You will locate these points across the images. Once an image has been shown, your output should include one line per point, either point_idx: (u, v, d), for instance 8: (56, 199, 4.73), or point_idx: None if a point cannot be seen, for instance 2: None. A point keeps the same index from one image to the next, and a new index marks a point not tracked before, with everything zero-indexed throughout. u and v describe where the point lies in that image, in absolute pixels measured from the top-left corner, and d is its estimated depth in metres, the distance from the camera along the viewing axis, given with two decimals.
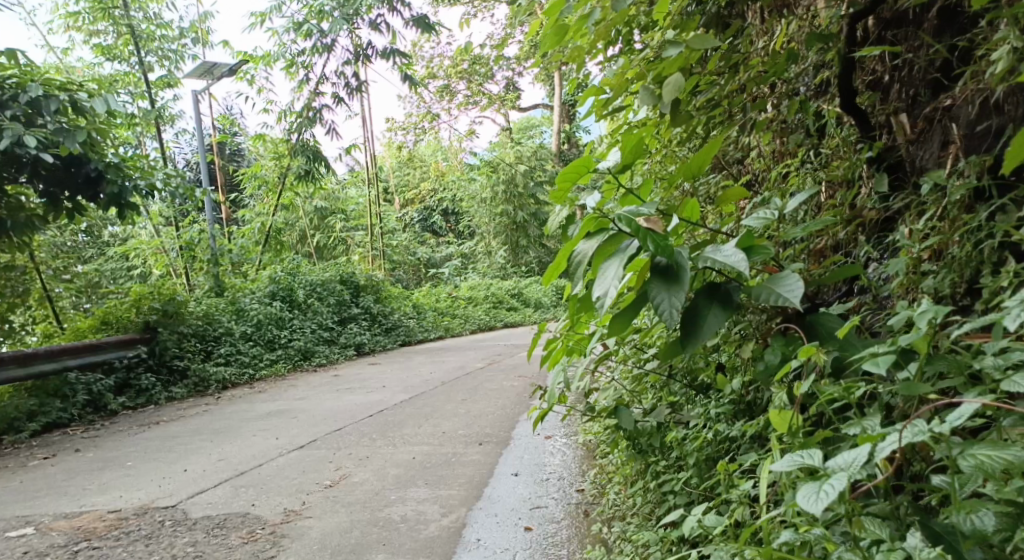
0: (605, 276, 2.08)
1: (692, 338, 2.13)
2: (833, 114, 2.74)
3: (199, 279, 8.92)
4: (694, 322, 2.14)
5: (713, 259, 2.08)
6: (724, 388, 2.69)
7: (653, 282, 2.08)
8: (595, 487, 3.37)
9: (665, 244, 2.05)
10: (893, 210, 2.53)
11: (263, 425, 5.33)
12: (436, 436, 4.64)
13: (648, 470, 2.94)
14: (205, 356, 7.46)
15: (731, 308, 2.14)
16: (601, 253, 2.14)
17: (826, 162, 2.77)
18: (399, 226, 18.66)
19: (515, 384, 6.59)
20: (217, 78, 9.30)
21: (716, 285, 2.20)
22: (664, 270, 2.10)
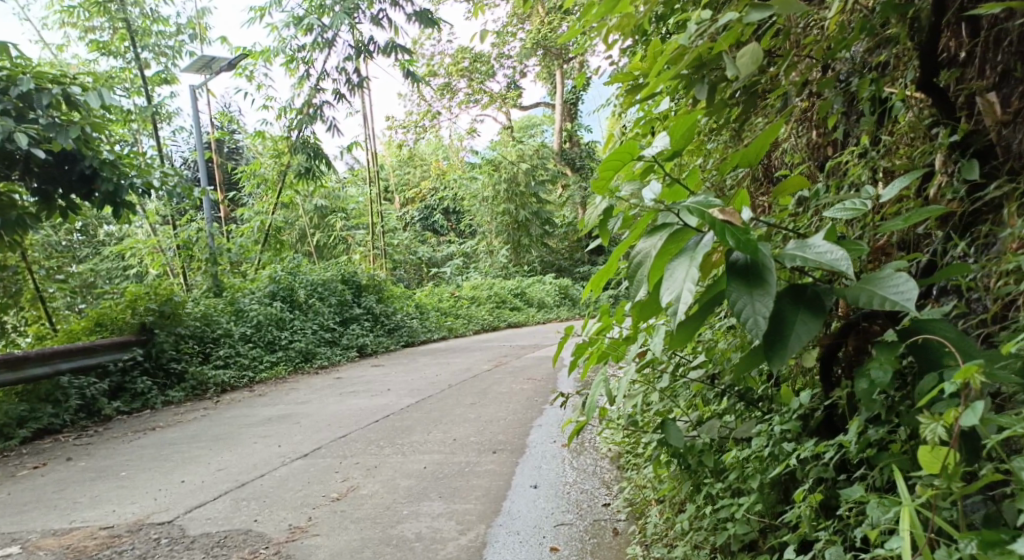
0: (673, 277, 1.86)
1: (778, 349, 1.88)
2: (902, 96, 2.47)
3: (197, 278, 8.70)
4: (780, 331, 1.89)
5: (800, 256, 1.90)
6: (791, 402, 2.41)
7: (733, 284, 1.87)
8: (631, 508, 3.14)
9: (747, 239, 1.84)
10: (985, 200, 2.26)
11: (263, 430, 5.11)
12: (446, 443, 4.44)
13: (699, 493, 2.69)
14: (203, 358, 7.23)
15: (822, 313, 1.89)
16: (665, 252, 1.93)
17: (893, 149, 2.54)
18: (399, 224, 18.43)
19: (524, 388, 6.37)
20: (215, 72, 9.06)
21: (802, 286, 1.95)
22: (742, 270, 1.89)
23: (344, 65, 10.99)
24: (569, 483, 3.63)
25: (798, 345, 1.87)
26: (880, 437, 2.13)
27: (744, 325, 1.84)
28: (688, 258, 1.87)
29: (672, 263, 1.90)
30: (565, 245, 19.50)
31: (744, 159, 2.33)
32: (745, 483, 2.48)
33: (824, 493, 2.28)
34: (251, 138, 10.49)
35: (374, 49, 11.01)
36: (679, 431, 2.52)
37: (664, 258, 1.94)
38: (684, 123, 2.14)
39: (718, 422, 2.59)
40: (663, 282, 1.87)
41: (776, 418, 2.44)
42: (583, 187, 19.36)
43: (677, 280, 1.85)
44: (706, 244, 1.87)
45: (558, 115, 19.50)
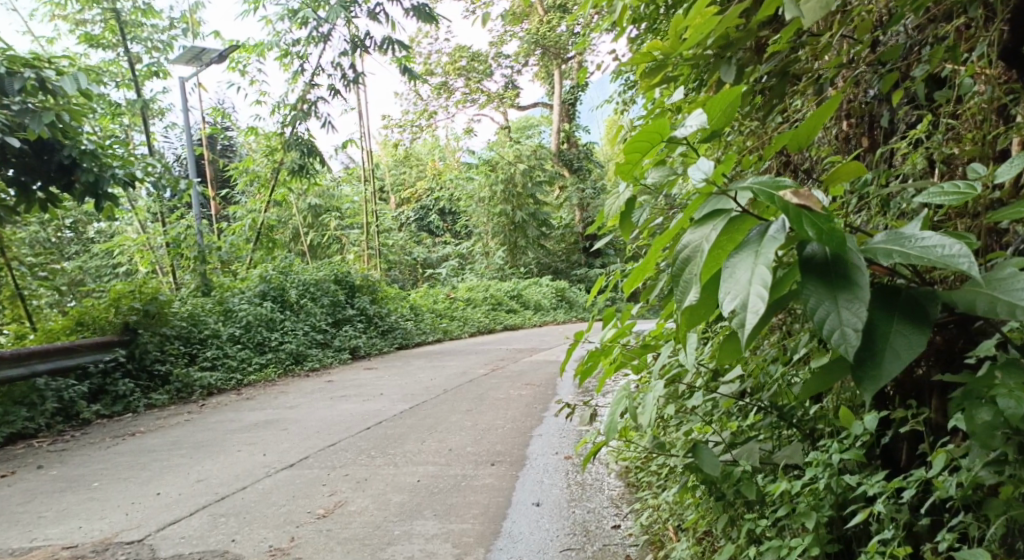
0: (736, 278, 1.60)
1: (872, 366, 1.58)
2: (971, 72, 2.32)
3: (186, 277, 8.41)
4: (874, 344, 1.59)
5: (899, 251, 1.63)
6: (851, 427, 2.07)
7: (813, 287, 1.59)
8: (651, 544, 2.82)
9: (830, 229, 1.59)
10: None
11: (249, 438, 4.83)
12: (442, 454, 4.17)
13: (736, 526, 2.38)
14: (190, 360, 6.95)
15: (925, 325, 1.58)
16: (723, 247, 1.67)
17: (957, 135, 2.39)
18: (395, 225, 18.14)
19: (523, 394, 6.10)
20: (205, 64, 8.78)
21: (896, 290, 1.65)
22: (821, 267, 1.62)
23: (339, 60, 10.74)
24: (575, 502, 3.36)
25: (901, 361, 1.55)
26: (995, 480, 1.83)
27: (829, 336, 1.55)
28: (751, 253, 1.62)
29: (732, 262, 1.64)
30: (561, 248, 19.48)
31: (794, 140, 2.09)
32: (795, 522, 2.17)
33: (896, 538, 1.99)
34: (243, 133, 10.24)
35: (370, 44, 10.74)
36: (715, 457, 2.23)
37: (720, 252, 1.68)
38: (726, 96, 1.92)
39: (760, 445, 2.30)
40: (724, 284, 1.61)
41: (834, 447, 2.16)
42: (581, 189, 19.20)
43: (740, 278, 1.60)
44: (777, 232, 1.62)
45: (555, 116, 19.23)
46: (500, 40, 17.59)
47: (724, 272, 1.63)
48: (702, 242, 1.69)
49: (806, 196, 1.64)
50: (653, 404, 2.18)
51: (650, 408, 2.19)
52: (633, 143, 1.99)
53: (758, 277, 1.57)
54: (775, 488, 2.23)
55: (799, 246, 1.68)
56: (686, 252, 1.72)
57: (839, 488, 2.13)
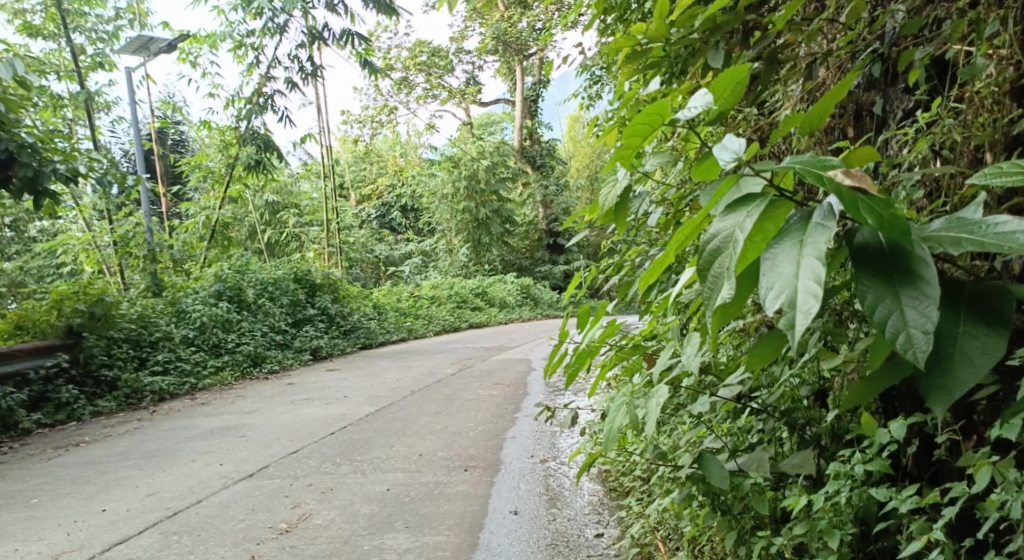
0: (781, 274, 1.44)
1: (941, 373, 1.45)
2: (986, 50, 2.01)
3: (135, 277, 8.01)
4: (942, 347, 1.46)
5: (972, 239, 1.47)
6: (874, 434, 1.92)
7: (872, 282, 1.46)
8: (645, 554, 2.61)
9: (890, 213, 1.44)
10: None
11: (204, 446, 4.50)
12: (412, 460, 3.90)
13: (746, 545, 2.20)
14: (139, 365, 6.57)
15: (1002, 326, 1.44)
16: (759, 237, 1.50)
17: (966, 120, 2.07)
18: (356, 224, 17.75)
19: (494, 394, 5.85)
20: (153, 54, 8.38)
21: (960, 284, 1.51)
22: (878, 258, 1.48)
23: (296, 52, 10.37)
24: (556, 508, 3.12)
25: (977, 370, 1.42)
26: None
27: (892, 339, 1.42)
28: (796, 242, 1.46)
29: (773, 255, 1.47)
30: (526, 244, 19.43)
31: (804, 124, 1.82)
32: (814, 541, 2.00)
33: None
34: (195, 127, 9.83)
35: (328, 36, 10.39)
36: (723, 469, 2.07)
37: (757, 243, 1.50)
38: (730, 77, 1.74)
39: (769, 452, 2.12)
40: (767, 282, 1.45)
41: (856, 458, 2.00)
42: (544, 186, 19.06)
43: (784, 272, 1.44)
44: (825, 217, 1.47)
45: (517, 113, 18.86)
46: (461, 34, 17.32)
47: (764, 264, 1.47)
48: (734, 231, 1.51)
49: (858, 176, 1.48)
50: (655, 407, 2.01)
51: (651, 411, 2.01)
52: (634, 125, 1.84)
53: (806, 269, 1.42)
54: (791, 503, 2.06)
55: (849, 232, 1.53)
56: (714, 243, 1.54)
57: (862, 502, 1.97)
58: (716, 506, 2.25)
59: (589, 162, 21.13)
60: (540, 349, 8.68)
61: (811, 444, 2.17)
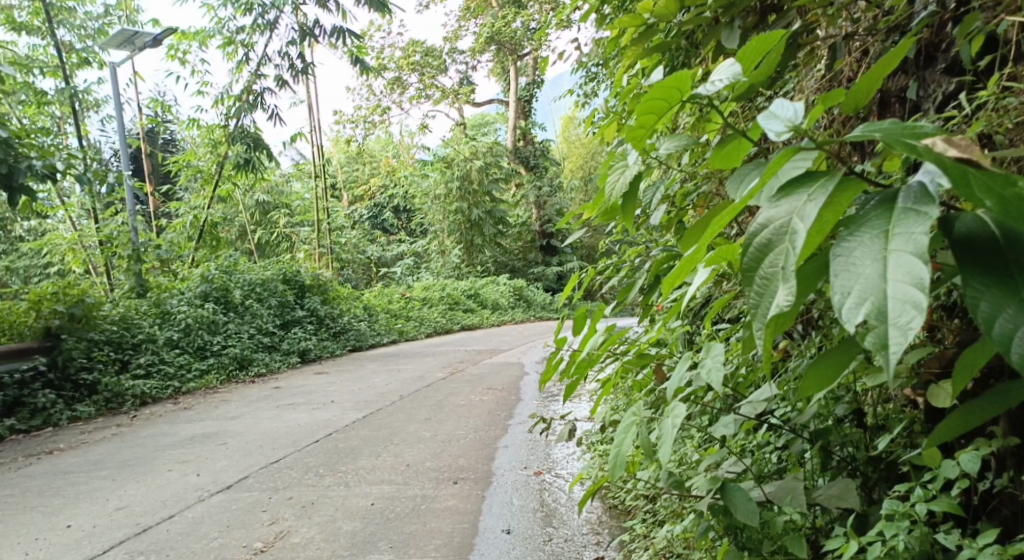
0: (862, 275, 1.27)
1: None
2: None
3: (119, 277, 7.80)
4: None
5: None
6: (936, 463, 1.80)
7: (990, 284, 1.28)
8: None
9: (1012, 191, 1.28)
10: None
11: (182, 455, 4.33)
12: (399, 471, 3.75)
13: None
14: (120, 368, 6.39)
15: None
16: (816, 231, 1.36)
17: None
18: (347, 223, 17.54)
19: (485, 400, 5.68)
20: (139, 49, 8.19)
21: None
22: (992, 252, 1.30)
23: (286, 49, 10.19)
24: (551, 528, 2.97)
25: None
26: None
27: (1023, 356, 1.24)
28: (878, 234, 1.30)
29: (847, 251, 1.31)
30: (518, 246, 19.21)
31: (850, 102, 1.67)
32: None
33: None
34: (185, 126, 9.63)
35: (320, 32, 10.20)
36: (750, 503, 1.87)
37: (814, 237, 1.36)
38: (764, 43, 1.60)
39: (802, 482, 1.92)
40: (843, 285, 1.28)
41: (917, 495, 1.82)
42: (537, 187, 18.94)
43: (866, 272, 1.27)
44: (916, 203, 1.31)
45: (511, 113, 18.69)
46: (455, 34, 17.17)
47: (840, 263, 1.31)
48: (792, 219, 1.36)
49: (965, 148, 1.33)
50: (671, 428, 1.84)
51: (668, 432, 1.84)
52: (649, 101, 1.70)
53: (896, 271, 1.25)
54: (837, 545, 1.86)
55: (949, 219, 1.35)
56: (763, 236, 1.38)
57: (921, 546, 1.76)
58: (739, 544, 2.02)
59: (583, 163, 20.99)
60: (533, 352, 8.52)
61: (848, 469, 2.02)
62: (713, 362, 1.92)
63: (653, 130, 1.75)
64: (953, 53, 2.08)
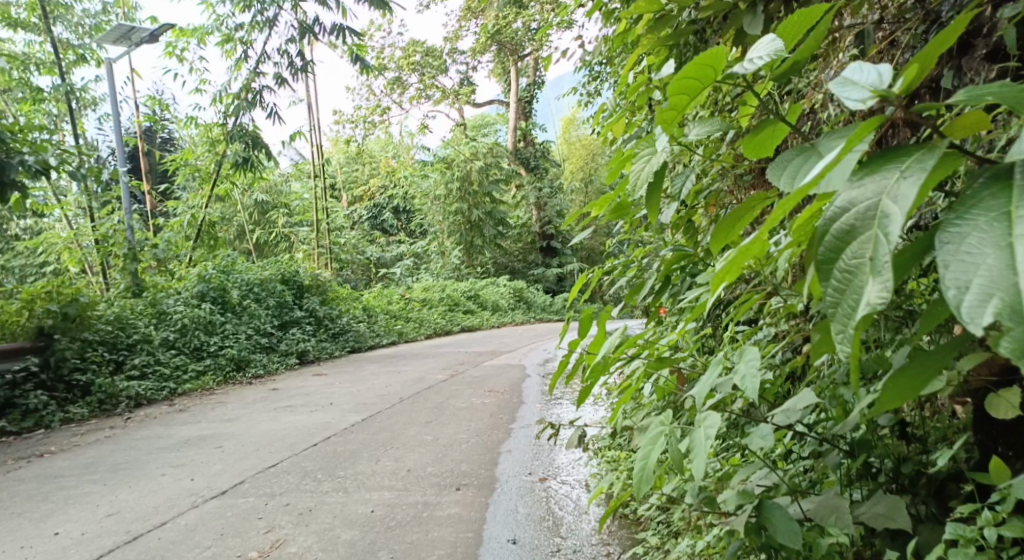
0: (984, 265, 1.16)
1: None
2: None
3: (115, 276, 7.67)
4: None
5: None
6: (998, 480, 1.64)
7: None
8: None
9: None
10: None
11: (176, 458, 4.21)
12: (400, 476, 3.63)
13: None
14: (115, 369, 6.26)
15: None
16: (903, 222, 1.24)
17: None
18: (346, 224, 17.40)
19: (487, 402, 5.56)
20: (135, 45, 8.08)
21: None
22: None
23: (285, 47, 10.06)
24: (559, 538, 2.86)
25: None
26: None
27: None
28: (998, 216, 1.18)
29: (959, 237, 1.19)
30: (518, 247, 19.17)
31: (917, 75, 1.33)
32: None
33: None
34: (182, 124, 9.51)
35: (320, 30, 10.08)
36: (792, 523, 1.72)
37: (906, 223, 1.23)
38: (807, 18, 1.50)
39: (846, 499, 1.78)
40: (959, 277, 1.17)
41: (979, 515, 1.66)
42: (538, 188, 18.82)
43: (988, 261, 1.16)
44: None
45: (512, 113, 18.56)
46: (456, 34, 17.08)
47: (954, 251, 1.18)
48: (882, 202, 1.23)
49: None
50: (701, 439, 1.75)
51: (698, 442, 1.75)
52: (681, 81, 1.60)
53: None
54: None
55: None
56: (846, 221, 1.25)
57: None
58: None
59: (584, 164, 20.87)
60: (535, 354, 8.40)
61: (890, 485, 1.87)
62: (746, 367, 1.81)
63: (686, 113, 1.64)
64: (996, 38, 1.97)
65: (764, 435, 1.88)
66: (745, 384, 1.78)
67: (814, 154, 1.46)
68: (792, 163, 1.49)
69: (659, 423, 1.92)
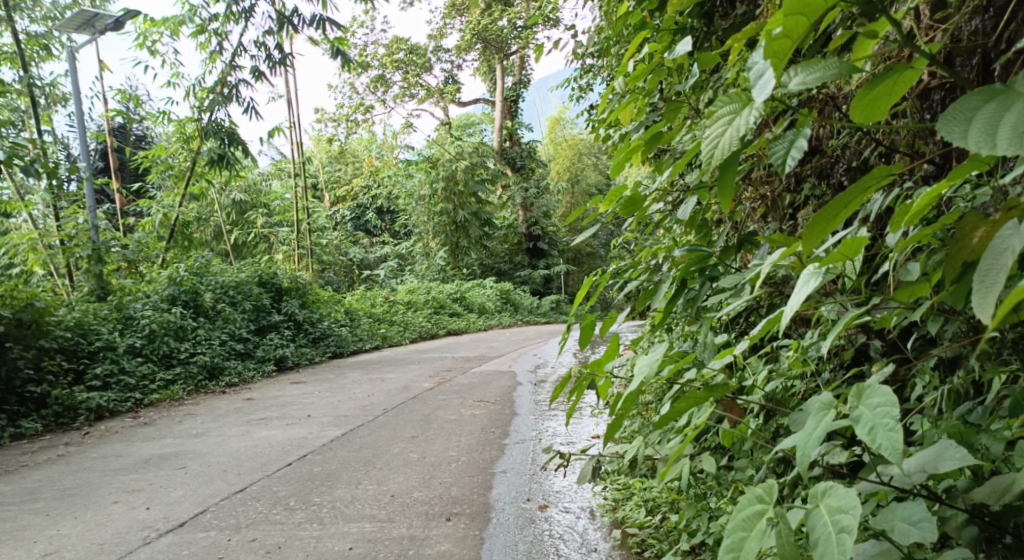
0: None
1: None
2: None
3: (80, 279, 7.18)
4: None
5: None
6: None
7: None
8: None
9: None
10: None
11: (133, 482, 3.77)
12: (383, 504, 3.22)
13: None
14: (75, 380, 5.81)
15: None
16: None
17: None
18: (328, 224, 16.90)
19: (477, 414, 5.14)
20: (100, 32, 7.63)
21: None
22: None
23: (263, 38, 9.59)
24: None
25: None
26: None
27: None
28: None
29: None
30: (504, 248, 18.87)
31: None
32: None
33: None
34: (156, 120, 9.03)
35: (299, 22, 9.61)
36: None
37: None
38: None
39: None
40: None
41: None
42: (524, 188, 18.45)
43: None
44: None
45: (498, 112, 18.09)
46: (440, 31, 16.71)
47: None
48: None
49: None
50: (824, 528, 1.43)
51: (819, 531, 1.43)
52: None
53: None
54: None
55: None
56: None
57: None
58: None
59: (570, 164, 20.53)
60: (525, 359, 8.00)
61: None
62: (872, 415, 1.45)
63: (802, 38, 1.43)
64: None
65: (894, 508, 1.52)
66: (874, 440, 1.42)
67: (1012, 101, 1.28)
68: (988, 111, 1.29)
69: (758, 503, 1.57)
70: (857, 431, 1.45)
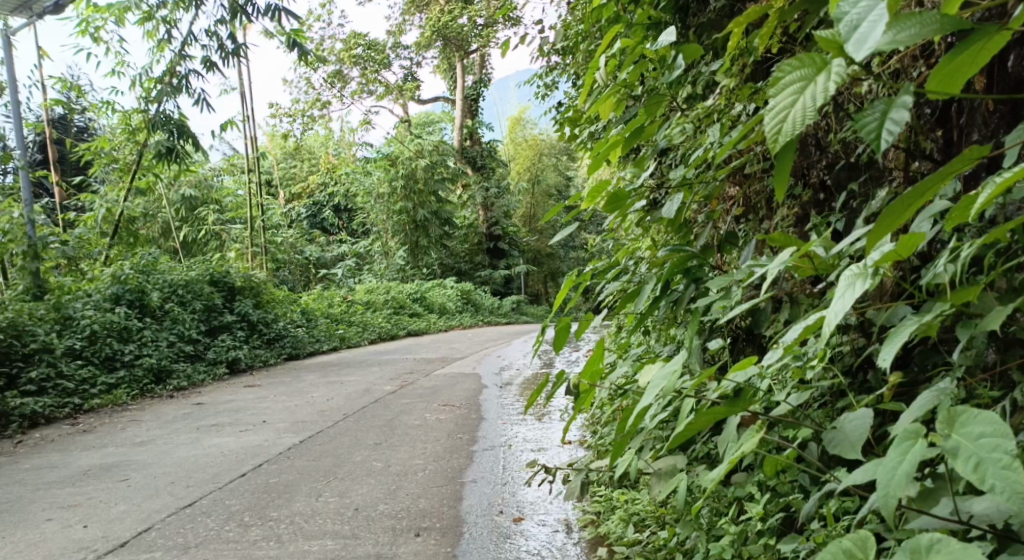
0: None
1: None
2: None
3: (14, 276, 6.75)
4: None
5: None
6: None
7: None
8: None
9: None
10: None
11: (69, 496, 3.45)
12: (349, 518, 2.97)
13: None
14: (8, 384, 5.43)
15: None
16: None
17: None
18: (282, 221, 16.44)
19: (444, 419, 4.89)
20: (38, 15, 7.21)
21: None
22: None
23: (214, 28, 9.21)
24: None
25: None
26: None
27: None
28: None
29: None
30: (465, 248, 18.59)
31: None
32: None
33: None
34: (99, 111, 8.58)
35: (252, 12, 9.24)
36: None
37: None
38: None
39: None
40: None
41: None
42: (485, 188, 18.19)
43: None
44: None
45: (458, 110, 17.79)
46: (399, 27, 16.42)
47: None
48: None
49: None
50: None
51: None
52: None
53: None
54: None
55: None
56: None
57: None
58: None
59: (531, 164, 20.34)
60: (490, 361, 7.76)
61: None
62: (973, 447, 1.38)
63: None
64: None
65: None
66: (984, 478, 1.35)
67: None
68: None
69: (847, 558, 1.46)
70: (961, 467, 1.37)
